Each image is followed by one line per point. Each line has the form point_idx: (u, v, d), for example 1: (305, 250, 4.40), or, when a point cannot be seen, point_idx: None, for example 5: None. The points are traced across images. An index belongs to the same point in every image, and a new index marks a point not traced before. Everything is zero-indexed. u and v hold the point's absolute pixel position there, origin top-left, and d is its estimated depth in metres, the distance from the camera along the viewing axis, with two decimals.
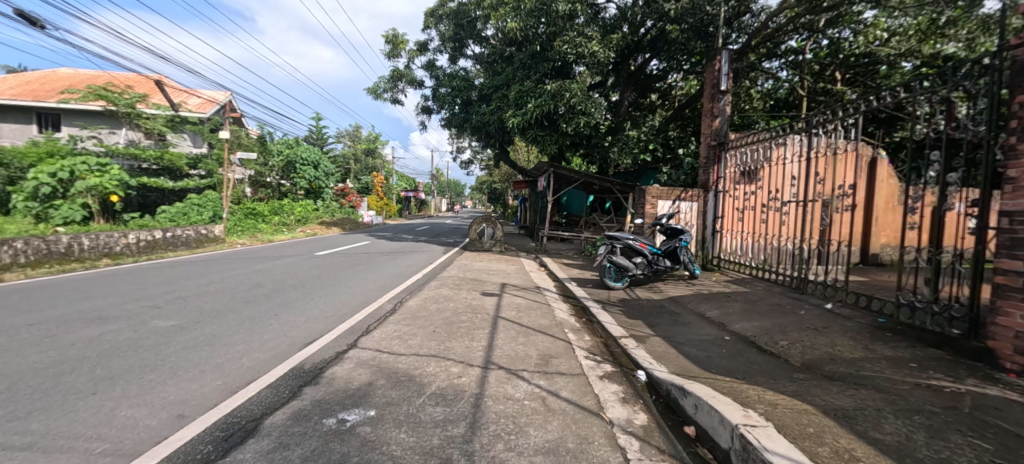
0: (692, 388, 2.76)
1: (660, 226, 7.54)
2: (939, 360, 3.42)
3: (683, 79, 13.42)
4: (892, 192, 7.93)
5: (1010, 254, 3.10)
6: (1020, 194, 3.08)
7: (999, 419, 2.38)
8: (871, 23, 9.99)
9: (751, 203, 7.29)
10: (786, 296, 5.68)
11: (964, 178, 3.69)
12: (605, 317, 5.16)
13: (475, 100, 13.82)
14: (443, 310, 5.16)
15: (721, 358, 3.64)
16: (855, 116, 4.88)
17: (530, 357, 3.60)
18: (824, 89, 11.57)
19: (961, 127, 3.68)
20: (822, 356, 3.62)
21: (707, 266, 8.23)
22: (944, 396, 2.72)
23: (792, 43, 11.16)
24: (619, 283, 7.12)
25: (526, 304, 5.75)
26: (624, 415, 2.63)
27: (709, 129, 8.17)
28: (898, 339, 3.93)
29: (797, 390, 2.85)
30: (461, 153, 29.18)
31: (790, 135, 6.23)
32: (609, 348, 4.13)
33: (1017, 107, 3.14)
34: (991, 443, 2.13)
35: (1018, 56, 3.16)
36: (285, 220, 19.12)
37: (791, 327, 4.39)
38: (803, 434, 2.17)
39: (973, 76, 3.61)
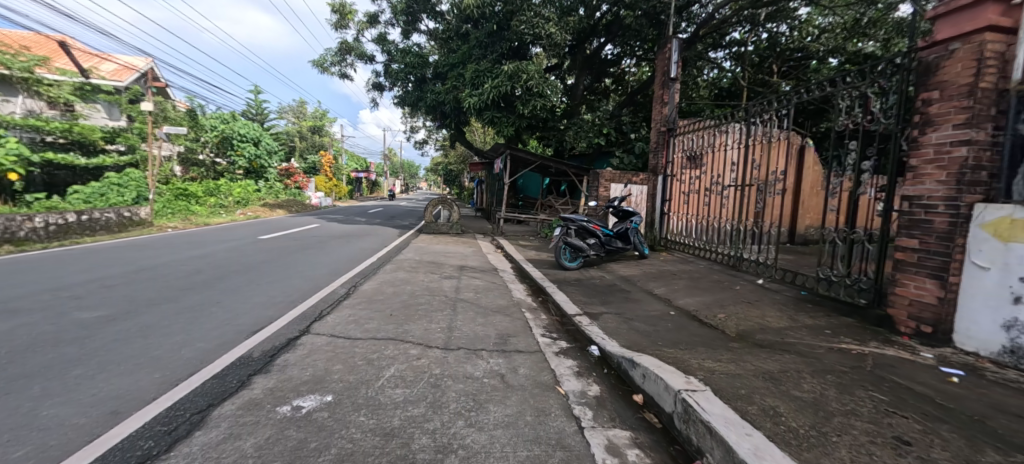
0: (641, 359, 2.95)
1: (612, 208, 7.85)
2: (849, 327, 3.89)
3: (635, 65, 13.84)
4: (817, 178, 8.71)
5: (908, 233, 3.58)
6: (918, 181, 3.54)
7: (893, 376, 2.78)
8: (804, 19, 10.97)
9: (695, 187, 7.72)
10: (724, 273, 6.17)
11: (875, 166, 4.15)
12: (560, 296, 5.34)
13: (430, 78, 13.45)
14: (400, 293, 5.12)
15: (667, 332, 3.92)
16: (788, 108, 5.31)
17: (489, 338, 3.67)
18: (762, 81, 12.18)
19: (875, 120, 4.12)
20: (754, 326, 4.00)
21: (655, 246, 8.67)
22: (851, 357, 3.12)
23: (735, 34, 11.78)
24: (573, 264, 7.33)
25: (484, 286, 5.82)
26: (578, 387, 2.78)
27: (658, 116, 8.55)
28: (816, 309, 4.42)
29: (732, 357, 3.14)
30: (415, 132, 28.43)
31: (733, 123, 6.63)
32: (564, 326, 4.30)
33: (921, 104, 3.57)
34: (887, 396, 2.49)
35: (925, 58, 3.57)
36: (222, 202, 17.83)
37: (728, 301, 4.80)
38: (736, 396, 2.41)
39: (886, 75, 4.03)
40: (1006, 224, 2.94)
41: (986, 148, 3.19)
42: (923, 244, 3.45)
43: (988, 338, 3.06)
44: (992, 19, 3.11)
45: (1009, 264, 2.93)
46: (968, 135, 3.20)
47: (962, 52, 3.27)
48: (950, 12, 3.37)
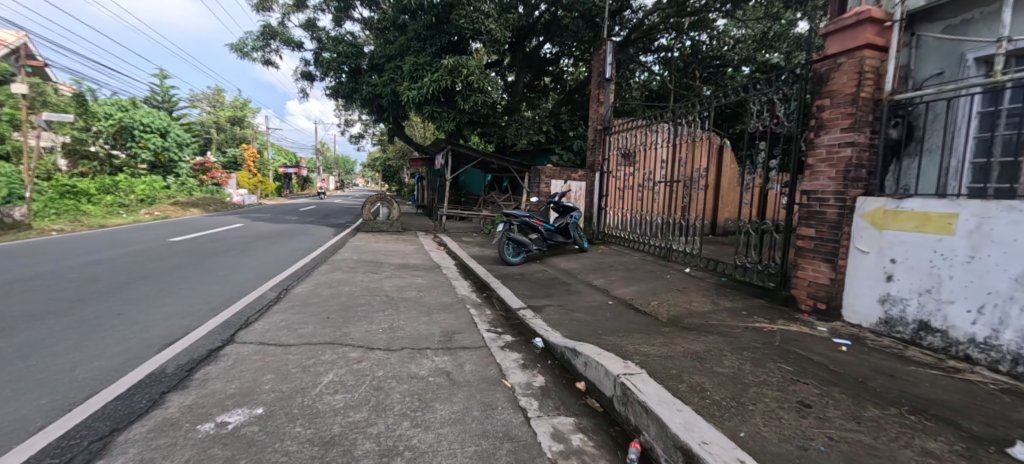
0: (582, 347, 3.08)
1: (553, 204, 8.06)
2: (762, 307, 4.36)
3: (573, 65, 14.27)
4: (734, 175, 9.61)
5: (806, 223, 4.10)
6: (814, 177, 4.03)
7: (797, 349, 3.16)
8: (722, 30, 12.10)
9: (630, 184, 8.14)
10: (656, 263, 6.60)
11: (780, 164, 4.65)
12: (504, 291, 5.41)
13: (366, 70, 12.88)
14: (337, 295, 4.89)
15: (606, 320, 4.12)
16: (709, 110, 5.79)
17: (433, 336, 3.63)
18: (686, 85, 12.85)
19: (780, 123, 4.63)
20: (682, 311, 4.34)
21: (593, 240, 9.05)
22: (763, 334, 3.50)
23: (663, 41, 12.53)
24: (516, 259, 7.46)
25: (427, 284, 5.73)
26: (524, 379, 2.85)
27: (595, 115, 8.96)
28: (735, 293, 4.88)
29: (664, 340, 3.39)
30: (350, 126, 27.10)
31: (662, 124, 7.08)
32: (509, 320, 4.37)
33: (816, 109, 4.05)
34: (792, 366, 2.83)
35: (818, 70, 4.06)
36: (122, 200, 15.79)
37: (660, 289, 5.15)
38: (669, 376, 2.61)
39: (789, 83, 4.53)
40: (880, 214, 3.50)
41: (866, 149, 3.70)
42: (818, 233, 3.97)
43: (868, 311, 3.62)
44: (869, 38, 3.62)
45: (881, 248, 3.49)
46: (852, 138, 3.70)
47: (847, 65, 3.76)
48: (837, 31, 3.87)
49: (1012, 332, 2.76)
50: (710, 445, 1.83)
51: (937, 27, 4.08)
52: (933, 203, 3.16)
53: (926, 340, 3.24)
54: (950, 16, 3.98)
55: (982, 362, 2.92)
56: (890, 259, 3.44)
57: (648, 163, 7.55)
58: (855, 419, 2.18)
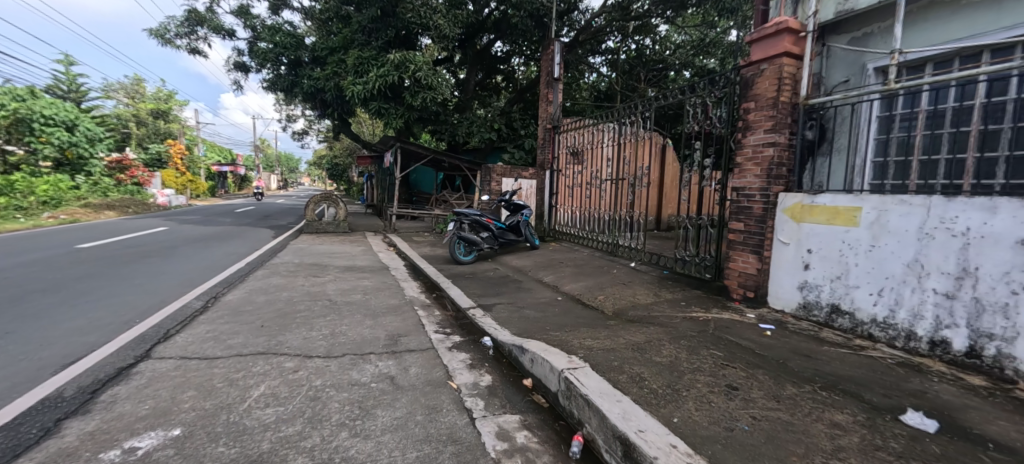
0: (529, 344, 3.11)
1: (504, 202, 8.09)
2: (698, 297, 4.62)
3: (524, 64, 14.33)
4: (676, 174, 10.11)
5: (735, 218, 4.40)
6: (742, 175, 4.33)
7: (728, 335, 3.39)
8: (663, 36, 12.64)
9: (578, 182, 8.33)
10: (604, 259, 6.82)
11: (713, 163, 4.96)
12: (455, 290, 5.36)
13: (307, 62, 12.24)
14: (274, 301, 4.60)
15: (554, 316, 4.20)
16: (650, 111, 6.07)
17: (377, 340, 3.52)
18: (631, 86, 13.28)
19: (713, 124, 4.94)
20: (627, 304, 4.51)
21: (544, 237, 9.18)
22: (698, 323, 3.71)
23: (610, 43, 12.94)
24: (468, 258, 7.42)
25: (373, 286, 5.55)
26: (470, 379, 2.83)
27: (544, 114, 9.07)
28: (675, 284, 5.14)
29: (608, 333, 3.50)
30: (293, 122, 25.63)
31: (608, 123, 7.30)
32: (458, 320, 4.33)
33: (743, 112, 4.34)
34: (723, 352, 3.03)
35: (745, 75, 4.36)
36: (19, 202, 13.96)
37: (606, 283, 5.32)
38: (610, 368, 2.70)
39: (720, 87, 4.84)
40: (798, 208, 3.82)
41: (786, 149, 4.02)
42: (747, 227, 4.27)
43: (789, 297, 3.96)
44: (787, 47, 3.94)
45: (800, 240, 3.83)
46: (773, 138, 4.01)
47: (769, 71, 4.07)
48: (760, 39, 4.17)
49: (906, 311, 3.15)
50: (645, 432, 1.91)
51: (844, 38, 4.53)
52: (842, 199, 3.52)
53: (837, 322, 3.59)
54: (855, 29, 4.45)
55: (883, 339, 3.30)
56: (807, 249, 3.78)
57: (596, 162, 7.76)
58: (776, 398, 2.36)
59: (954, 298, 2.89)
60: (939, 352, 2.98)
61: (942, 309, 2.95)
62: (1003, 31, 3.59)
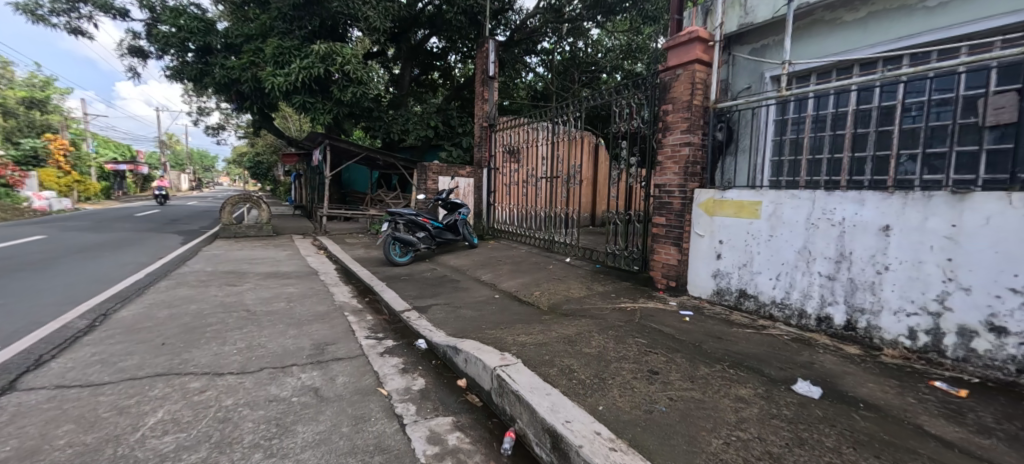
0: (463, 344, 3.09)
1: (441, 200, 7.96)
2: (627, 289, 4.89)
3: (461, 61, 14.09)
4: (607, 171, 10.59)
5: (658, 213, 4.70)
6: (663, 173, 4.63)
7: (651, 323, 3.62)
8: (595, 39, 13.09)
9: (514, 180, 8.41)
10: (541, 255, 6.97)
11: (638, 162, 5.25)
12: (389, 293, 5.19)
13: (218, 50, 11.15)
14: (180, 315, 4.15)
15: (490, 314, 4.22)
16: (582, 112, 6.29)
17: (301, 350, 3.31)
18: (566, 87, 13.63)
19: (637, 125, 5.22)
20: (561, 299, 4.65)
21: (483, 236, 9.18)
22: (626, 313, 3.92)
23: (545, 44, 13.18)
24: (404, 259, 7.22)
25: (299, 293, 5.21)
26: (402, 384, 2.76)
27: (480, 112, 9.10)
28: (606, 277, 5.39)
29: (542, 328, 3.59)
30: (206, 115, 23.25)
31: (542, 122, 7.44)
32: (392, 324, 4.20)
33: (662, 113, 4.64)
34: (646, 339, 3.23)
35: (664, 79, 4.65)
36: None
37: (542, 279, 5.45)
38: (542, 362, 2.77)
39: (642, 89, 5.13)
40: (711, 203, 4.17)
41: (700, 148, 4.37)
42: (667, 221, 4.58)
43: (705, 285, 4.31)
44: (698, 54, 4.26)
45: (712, 232, 4.19)
46: (688, 139, 4.33)
47: (683, 76, 4.38)
48: (675, 46, 4.46)
49: (798, 292, 3.59)
50: (571, 423, 1.98)
51: (745, 49, 5.01)
52: (746, 194, 3.90)
53: (744, 305, 3.98)
54: (755, 41, 4.92)
55: (780, 318, 3.71)
56: (718, 240, 4.15)
57: (531, 160, 7.89)
58: (690, 379, 2.56)
59: (835, 279, 3.35)
60: (824, 326, 3.43)
61: (826, 289, 3.40)
62: (866, 48, 4.19)
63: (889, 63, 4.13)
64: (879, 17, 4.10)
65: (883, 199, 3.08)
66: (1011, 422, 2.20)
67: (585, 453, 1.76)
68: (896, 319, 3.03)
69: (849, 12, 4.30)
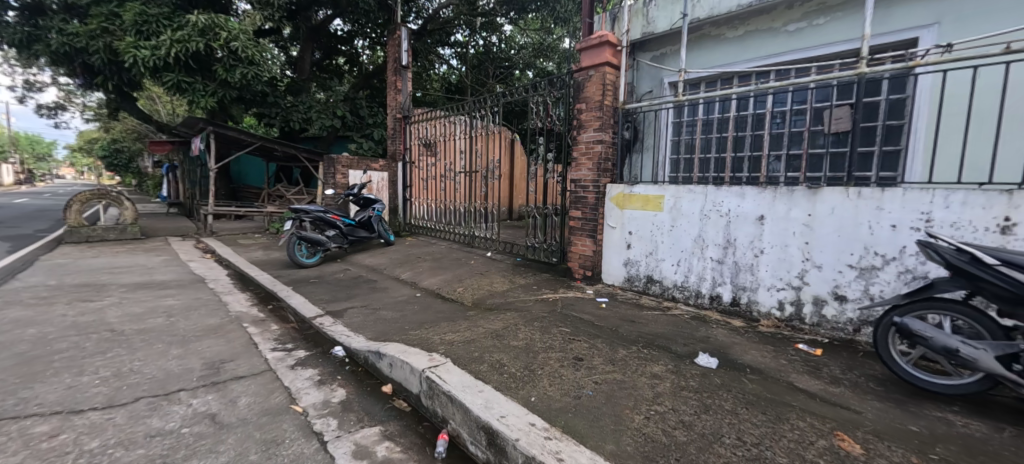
0: (386, 348, 2.93)
1: (352, 196, 7.43)
2: (548, 280, 5.05)
3: (369, 48, 13.27)
4: (523, 167, 10.76)
5: (575, 207, 4.91)
6: (579, 168, 4.84)
7: (573, 312, 3.77)
8: (508, 36, 13.21)
9: (432, 174, 8.19)
10: (461, 251, 6.90)
11: (554, 157, 5.40)
12: (296, 298, 4.71)
13: (55, 11, 9.10)
14: (13, 343, 3.31)
15: (413, 314, 4.05)
16: (499, 107, 6.33)
17: (189, 372, 2.85)
18: (481, 82, 13.61)
19: (552, 122, 5.39)
20: (485, 293, 4.64)
21: (400, 233, 8.81)
22: (549, 304, 4.05)
23: (459, 36, 12.99)
24: (311, 260, 6.62)
25: (183, 305, 4.49)
26: (320, 398, 2.53)
27: (393, 103, 8.68)
28: (527, 270, 5.51)
29: (469, 325, 3.54)
30: (38, 92, 18.81)
31: (459, 116, 7.30)
32: (301, 332, 3.82)
33: (577, 112, 4.84)
34: (569, 327, 3.37)
35: (577, 78, 4.84)
36: None
37: (464, 275, 5.39)
38: (471, 359, 2.73)
39: (557, 88, 5.29)
40: (622, 196, 4.48)
41: (611, 146, 4.66)
42: (583, 214, 4.82)
43: (617, 272, 4.62)
44: (607, 57, 4.51)
45: (623, 224, 4.50)
46: (601, 137, 4.58)
47: (595, 77, 4.61)
48: (587, 48, 4.67)
49: (695, 275, 4.01)
50: (506, 417, 1.98)
51: (648, 55, 5.44)
52: (651, 188, 4.25)
53: (651, 289, 4.34)
54: (655, 49, 5.37)
55: (681, 299, 4.12)
56: (628, 231, 4.47)
57: (448, 154, 7.72)
58: (612, 362, 2.73)
59: (723, 262, 3.81)
60: (715, 304, 3.89)
61: (717, 272, 3.86)
62: (744, 62, 4.79)
63: (760, 76, 4.77)
64: (752, 35, 4.73)
65: (759, 193, 3.57)
66: (853, 371, 2.71)
67: (523, 446, 1.77)
68: (770, 294, 3.55)
69: (731, 30, 4.90)
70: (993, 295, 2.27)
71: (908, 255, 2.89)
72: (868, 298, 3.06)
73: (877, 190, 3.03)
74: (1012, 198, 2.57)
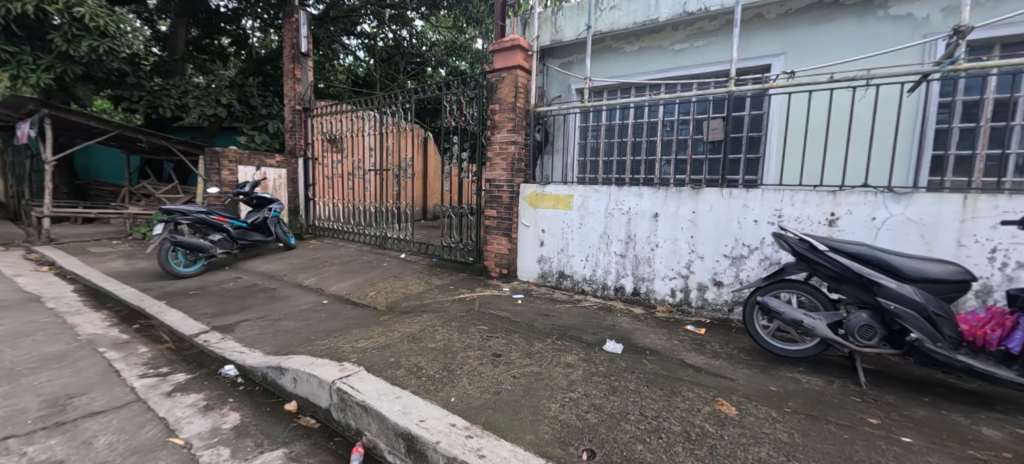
0: (289, 362, 2.68)
1: (243, 195, 6.62)
2: (465, 280, 5.04)
3: (261, 30, 11.93)
4: (437, 165, 10.55)
5: (489, 207, 4.98)
6: (492, 168, 4.91)
7: (491, 310, 3.82)
8: (419, 31, 12.80)
9: (338, 172, 7.67)
10: (373, 253, 6.57)
11: (469, 156, 5.38)
12: (172, 314, 4.08)
13: None
14: None
15: (319, 323, 3.76)
16: (410, 104, 6.14)
17: (21, 414, 2.31)
18: (392, 76, 13.11)
19: (465, 122, 5.38)
20: (399, 296, 4.49)
21: (302, 235, 8.12)
22: (466, 304, 4.04)
23: (366, 27, 12.31)
24: (191, 269, 5.76)
25: (9, 330, 3.61)
26: (208, 425, 2.23)
27: (291, 92, 7.94)
28: (443, 270, 5.45)
29: (383, 330, 3.40)
30: None
31: (368, 111, 6.92)
32: (180, 352, 3.32)
33: (490, 112, 4.90)
34: (487, 325, 3.41)
35: (490, 79, 4.89)
36: None
37: (376, 278, 5.15)
38: (385, 365, 2.62)
39: (469, 87, 5.28)
40: (535, 196, 4.65)
41: (523, 147, 4.80)
42: (498, 212, 4.90)
43: (531, 269, 4.79)
44: (519, 61, 4.64)
45: (536, 222, 4.68)
46: (513, 138, 4.71)
47: (507, 79, 4.71)
48: (499, 50, 4.76)
49: (601, 269, 4.32)
50: (426, 421, 1.94)
51: (556, 62, 5.72)
52: (561, 188, 4.48)
53: (563, 283, 4.57)
54: (563, 57, 5.67)
55: (590, 291, 4.41)
56: (541, 229, 4.66)
57: (356, 150, 7.28)
58: (528, 355, 2.82)
59: (625, 256, 4.16)
60: (619, 294, 4.23)
61: (620, 265, 4.20)
62: (639, 74, 5.28)
63: (653, 88, 5.29)
64: (645, 51, 5.23)
65: (653, 193, 3.96)
66: (728, 346, 3.15)
67: (443, 448, 1.76)
68: (664, 283, 3.96)
69: (628, 44, 5.36)
70: (825, 275, 2.79)
71: (767, 245, 3.45)
72: (739, 283, 3.58)
73: (744, 190, 3.55)
74: (836, 198, 3.21)
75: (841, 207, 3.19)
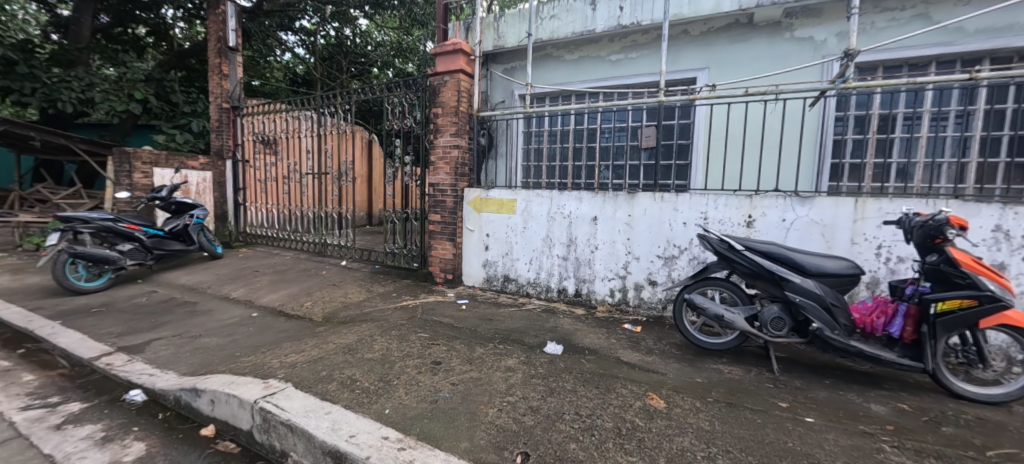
0: (207, 383, 2.47)
1: (160, 200, 6.02)
2: (408, 286, 4.92)
3: (184, 20, 10.95)
4: (381, 169, 10.21)
5: (433, 212, 4.91)
6: (436, 173, 4.85)
7: (433, 317, 3.76)
8: (364, 30, 12.41)
9: (271, 175, 7.21)
10: (311, 261, 6.24)
11: (413, 160, 5.26)
12: (69, 335, 3.62)
13: None
14: None
15: (246, 338, 3.51)
16: (351, 105, 5.92)
17: None
18: (333, 76, 12.58)
19: (408, 125, 5.26)
20: (337, 306, 4.30)
21: (231, 243, 7.55)
22: (408, 311, 3.95)
23: (305, 23, 11.72)
24: (94, 284, 5.14)
25: None
26: (105, 459, 2.00)
27: (217, 89, 7.34)
28: (386, 277, 5.29)
29: (316, 342, 3.23)
30: None
31: (304, 111, 6.58)
32: (77, 378, 2.95)
33: (433, 116, 4.83)
34: (428, 333, 3.35)
35: (433, 82, 4.82)
36: None
37: (313, 288, 4.89)
38: (316, 380, 2.50)
39: (412, 89, 5.17)
40: (479, 200, 4.65)
41: (467, 151, 4.79)
42: (442, 217, 4.84)
43: (476, 274, 4.79)
44: (461, 65, 4.63)
45: (480, 226, 4.68)
46: (456, 142, 4.68)
47: (450, 83, 4.68)
48: (441, 53, 4.72)
49: (544, 272, 4.40)
50: (356, 436, 1.87)
51: (500, 67, 5.77)
52: (505, 193, 4.52)
53: (508, 287, 4.60)
54: (506, 62, 5.72)
55: (534, 294, 4.47)
56: (485, 233, 4.66)
57: (292, 153, 6.89)
58: (468, 361, 2.81)
59: (567, 258, 4.27)
60: (562, 296, 4.33)
61: (562, 267, 4.30)
62: (579, 81, 5.44)
63: (592, 96, 5.49)
64: (585, 60, 5.42)
65: (592, 197, 4.11)
66: (660, 342, 3.33)
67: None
68: (604, 284, 4.12)
69: (568, 53, 5.52)
70: (743, 272, 3.03)
71: (695, 245, 3.70)
72: (671, 281, 3.80)
73: (674, 194, 3.78)
74: (752, 201, 3.51)
75: (758, 209, 3.49)
